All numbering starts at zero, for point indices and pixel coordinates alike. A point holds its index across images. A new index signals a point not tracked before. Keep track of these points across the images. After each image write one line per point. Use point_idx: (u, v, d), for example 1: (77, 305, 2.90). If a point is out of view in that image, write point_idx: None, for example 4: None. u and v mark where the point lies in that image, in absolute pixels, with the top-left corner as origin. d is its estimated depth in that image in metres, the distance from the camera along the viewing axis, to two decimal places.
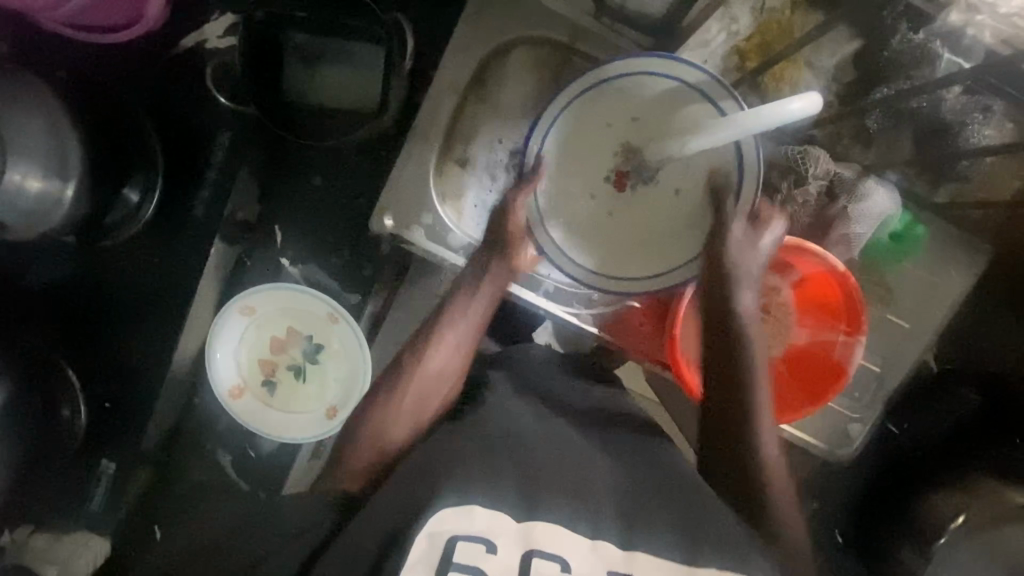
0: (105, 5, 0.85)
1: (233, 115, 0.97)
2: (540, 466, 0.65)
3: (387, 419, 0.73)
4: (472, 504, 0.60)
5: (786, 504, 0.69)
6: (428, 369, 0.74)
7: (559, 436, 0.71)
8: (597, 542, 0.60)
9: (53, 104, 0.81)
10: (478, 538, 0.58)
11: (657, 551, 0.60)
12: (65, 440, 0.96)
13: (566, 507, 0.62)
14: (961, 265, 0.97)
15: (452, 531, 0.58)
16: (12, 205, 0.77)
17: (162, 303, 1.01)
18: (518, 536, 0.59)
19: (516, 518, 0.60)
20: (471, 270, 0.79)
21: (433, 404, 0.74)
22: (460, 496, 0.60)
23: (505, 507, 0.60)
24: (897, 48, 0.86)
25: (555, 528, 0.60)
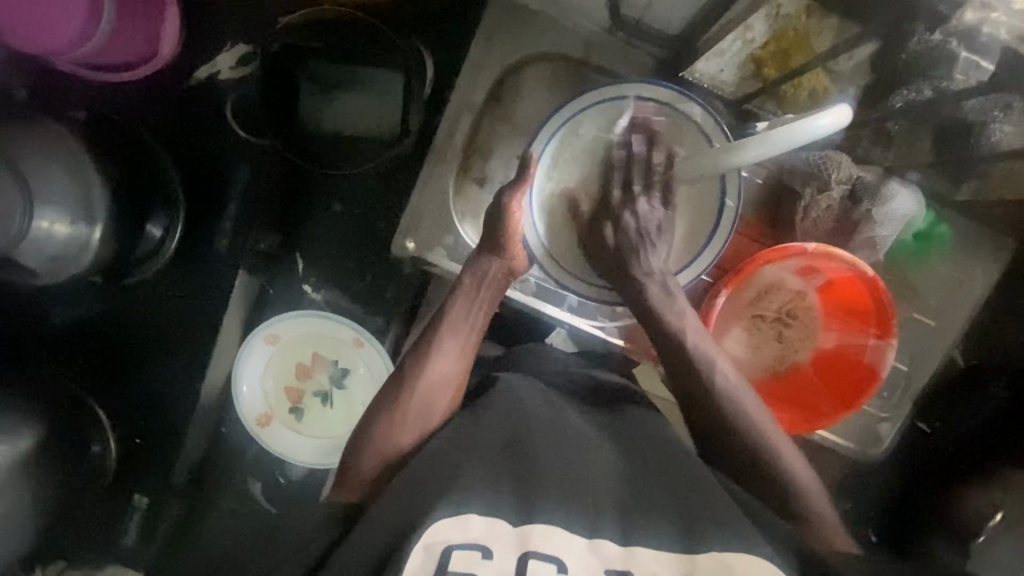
0: (121, 44, 0.86)
1: (251, 148, 0.99)
2: (549, 463, 0.62)
3: (391, 425, 0.69)
4: (469, 512, 0.57)
5: (805, 485, 0.72)
6: (429, 376, 0.72)
7: (565, 428, 0.67)
8: (594, 540, 0.57)
9: (76, 149, 0.81)
10: (474, 545, 0.56)
11: (658, 547, 0.58)
12: (97, 477, 0.97)
13: (563, 505, 0.58)
14: (984, 261, 0.97)
15: (446, 541, 0.55)
16: (41, 250, 0.77)
17: (190, 335, 1.01)
18: (513, 539, 0.56)
19: (512, 523, 0.57)
20: (470, 278, 0.77)
21: (437, 411, 0.71)
22: (458, 504, 0.57)
23: (501, 511, 0.57)
24: (916, 48, 0.80)
25: (553, 529, 0.57)
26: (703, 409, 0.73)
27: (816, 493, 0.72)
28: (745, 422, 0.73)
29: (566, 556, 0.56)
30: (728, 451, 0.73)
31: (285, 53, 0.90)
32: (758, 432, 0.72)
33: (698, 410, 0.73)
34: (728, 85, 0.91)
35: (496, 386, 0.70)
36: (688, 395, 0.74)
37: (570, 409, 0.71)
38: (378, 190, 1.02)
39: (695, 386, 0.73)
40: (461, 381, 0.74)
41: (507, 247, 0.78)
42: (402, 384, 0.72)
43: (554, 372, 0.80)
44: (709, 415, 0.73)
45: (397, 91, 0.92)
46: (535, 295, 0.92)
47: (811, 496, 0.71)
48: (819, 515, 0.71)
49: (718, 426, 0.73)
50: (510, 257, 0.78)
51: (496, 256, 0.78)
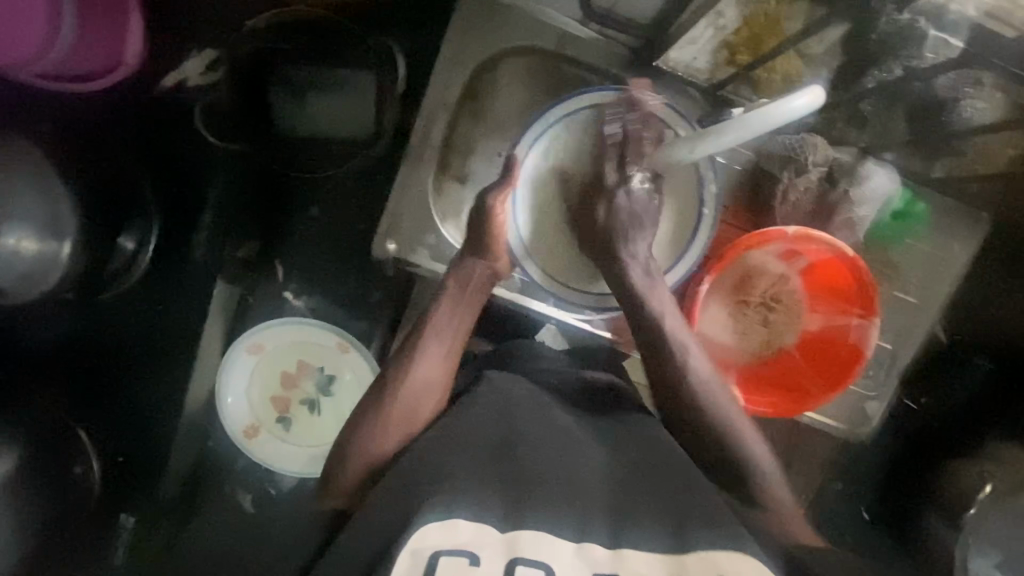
0: (82, 54, 0.83)
1: (224, 154, 0.97)
2: (539, 463, 0.61)
3: (374, 427, 0.68)
4: (457, 517, 0.55)
5: (776, 481, 0.72)
6: (416, 378, 0.70)
7: (552, 425, 0.66)
8: (582, 544, 0.55)
9: (42, 163, 0.80)
10: (462, 551, 0.54)
11: (645, 548, 0.56)
12: (82, 500, 0.93)
13: (553, 514, 0.57)
14: (961, 237, 0.98)
15: (433, 547, 0.53)
16: (10, 268, 0.77)
17: (172, 349, 0.99)
18: (502, 545, 0.54)
19: (502, 528, 0.55)
20: (455, 280, 0.76)
21: (422, 414, 0.70)
22: (445, 508, 0.55)
23: (490, 516, 0.56)
24: (885, 28, 0.79)
25: (543, 535, 0.55)
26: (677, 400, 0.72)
27: (783, 488, 0.72)
28: (725, 415, 0.72)
29: (554, 561, 0.54)
30: (702, 443, 0.72)
31: (257, 57, 0.90)
32: (732, 426, 0.72)
33: (683, 403, 0.72)
34: (701, 72, 0.92)
35: (481, 385, 0.70)
36: (663, 386, 0.73)
37: (558, 411, 0.70)
38: (357, 193, 1.01)
39: (676, 377, 0.72)
40: (447, 383, 0.72)
41: (491, 245, 0.77)
42: (388, 386, 0.70)
43: (542, 367, 0.79)
44: (686, 405, 0.72)
45: (371, 91, 0.91)
46: (520, 292, 0.92)
47: (776, 490, 0.71)
48: (783, 510, 0.70)
49: (693, 419, 0.72)
50: (495, 257, 0.77)
51: (479, 257, 0.77)
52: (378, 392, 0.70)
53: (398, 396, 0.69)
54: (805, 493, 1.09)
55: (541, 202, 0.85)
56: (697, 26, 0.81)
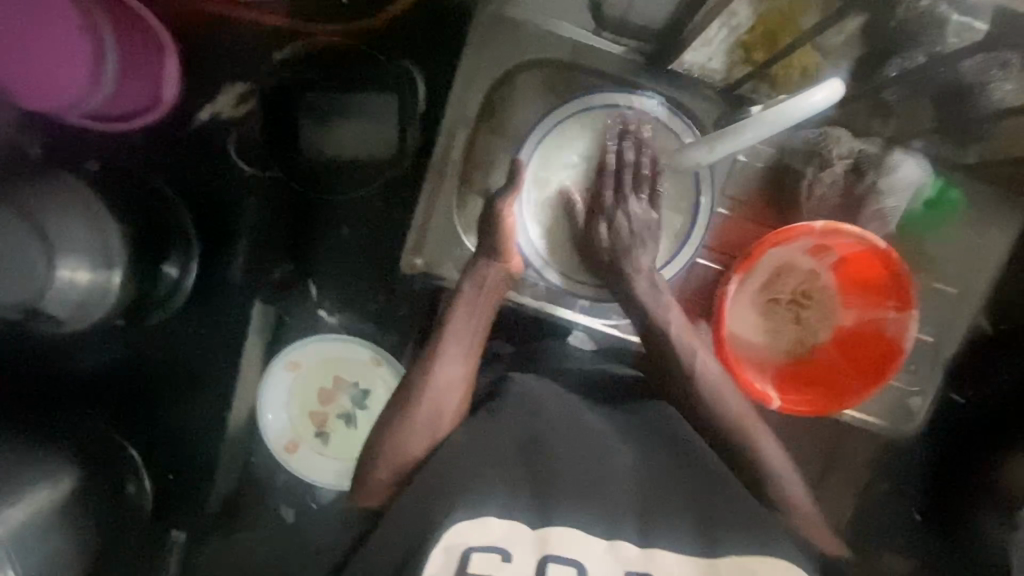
0: (124, 96, 0.89)
1: (257, 181, 1.01)
2: (569, 467, 0.62)
3: (403, 431, 0.70)
4: (487, 516, 0.58)
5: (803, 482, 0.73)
6: (436, 381, 0.72)
7: (576, 428, 0.66)
8: (613, 542, 0.58)
9: (90, 197, 0.84)
10: (495, 548, 0.57)
11: (669, 544, 0.60)
12: (133, 515, 0.98)
13: (583, 509, 0.59)
14: (998, 223, 0.95)
15: (466, 543, 0.57)
16: (64, 300, 0.78)
17: (213, 369, 1.03)
18: (533, 543, 0.58)
19: (532, 526, 0.58)
20: (470, 284, 0.77)
21: (447, 415, 0.72)
22: (476, 507, 0.59)
23: (520, 513, 0.59)
24: (904, 16, 0.78)
25: (572, 532, 0.58)
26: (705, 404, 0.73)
27: (808, 489, 0.74)
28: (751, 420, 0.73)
29: (584, 558, 0.57)
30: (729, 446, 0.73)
31: (282, 87, 0.94)
32: (753, 429, 0.73)
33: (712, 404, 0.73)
34: (716, 72, 0.92)
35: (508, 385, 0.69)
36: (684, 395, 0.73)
37: (582, 411, 0.70)
38: (383, 211, 1.04)
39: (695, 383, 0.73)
40: (468, 385, 0.74)
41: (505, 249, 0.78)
42: (415, 391, 0.72)
43: (571, 373, 0.80)
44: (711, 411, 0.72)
45: (392, 112, 0.95)
46: (547, 299, 0.91)
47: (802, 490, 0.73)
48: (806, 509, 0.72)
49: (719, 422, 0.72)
50: (509, 260, 0.78)
51: (493, 260, 0.78)
52: (406, 397, 0.72)
53: (421, 397, 0.71)
54: (847, 492, 1.07)
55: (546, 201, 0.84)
56: (711, 26, 0.84)
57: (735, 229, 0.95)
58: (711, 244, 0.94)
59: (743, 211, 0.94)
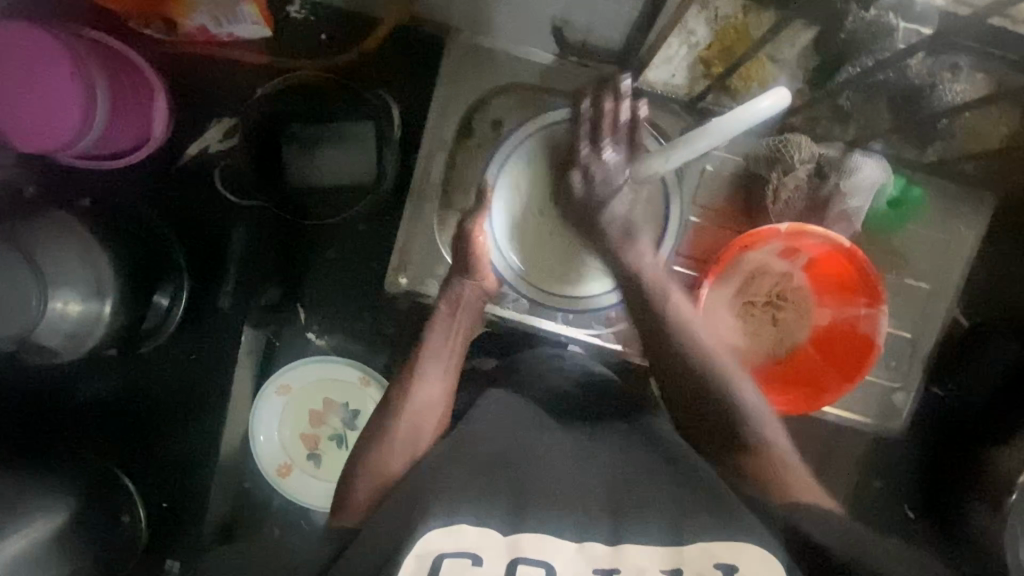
0: (116, 136, 0.94)
1: (244, 210, 1.04)
2: (540, 475, 0.64)
3: (382, 455, 0.72)
4: (461, 522, 0.57)
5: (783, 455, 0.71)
6: (413, 404, 0.75)
7: (538, 434, 0.71)
8: (582, 543, 0.58)
9: (83, 232, 0.87)
10: (465, 553, 0.56)
11: (643, 540, 0.58)
12: (128, 546, 0.98)
13: (558, 515, 0.60)
14: (963, 219, 0.98)
15: (439, 549, 0.56)
16: (57, 330, 0.82)
17: (206, 396, 1.05)
18: (505, 547, 0.57)
19: (503, 531, 0.58)
20: (447, 304, 0.83)
21: (425, 435, 0.74)
22: (450, 515, 0.57)
23: (494, 521, 0.58)
24: (853, 26, 0.81)
25: (543, 535, 0.58)
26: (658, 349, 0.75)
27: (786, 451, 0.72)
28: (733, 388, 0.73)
29: (555, 560, 0.57)
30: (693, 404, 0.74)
31: (265, 120, 0.98)
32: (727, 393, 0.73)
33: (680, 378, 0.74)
34: (680, 88, 0.96)
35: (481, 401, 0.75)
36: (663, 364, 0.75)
37: (537, 423, 0.73)
38: (366, 233, 1.07)
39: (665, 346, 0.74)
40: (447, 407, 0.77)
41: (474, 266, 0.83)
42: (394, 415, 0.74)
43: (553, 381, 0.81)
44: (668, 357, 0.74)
45: (371, 139, 0.99)
46: (527, 312, 0.95)
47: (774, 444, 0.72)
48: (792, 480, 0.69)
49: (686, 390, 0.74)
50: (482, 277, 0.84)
51: (466, 278, 0.83)
52: (391, 414, 0.75)
53: (407, 415, 0.74)
54: (840, 491, 1.08)
55: (515, 223, 0.89)
56: (671, 43, 0.87)
57: (710, 235, 0.98)
58: (686, 251, 0.97)
59: (715, 219, 0.98)
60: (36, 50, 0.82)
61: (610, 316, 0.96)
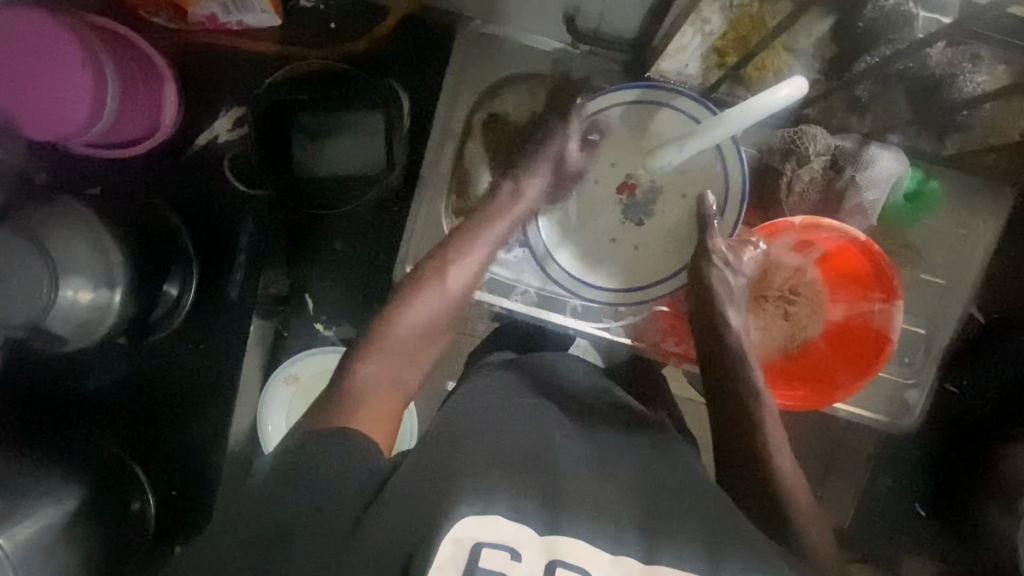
0: (125, 124, 0.93)
1: (254, 200, 1.04)
2: (564, 474, 0.63)
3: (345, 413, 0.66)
4: (496, 513, 0.57)
5: (807, 517, 0.71)
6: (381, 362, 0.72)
7: (557, 437, 0.69)
8: (618, 555, 0.58)
9: (93, 219, 0.87)
10: (504, 547, 0.56)
11: (682, 564, 0.58)
12: (138, 533, 0.99)
13: (589, 524, 0.59)
14: (983, 213, 0.96)
15: (475, 538, 0.55)
16: (67, 317, 0.83)
17: (214, 385, 1.06)
18: (541, 545, 0.56)
19: (540, 531, 0.57)
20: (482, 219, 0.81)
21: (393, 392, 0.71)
22: (483, 504, 0.57)
23: (529, 516, 0.58)
24: (873, 15, 0.83)
25: (580, 539, 0.57)
26: (735, 395, 0.76)
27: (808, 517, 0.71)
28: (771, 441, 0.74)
29: (591, 564, 0.56)
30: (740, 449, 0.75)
31: (274, 108, 0.98)
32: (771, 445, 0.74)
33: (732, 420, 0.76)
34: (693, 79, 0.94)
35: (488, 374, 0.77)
36: (726, 400, 0.77)
37: (555, 422, 0.72)
38: (374, 225, 1.07)
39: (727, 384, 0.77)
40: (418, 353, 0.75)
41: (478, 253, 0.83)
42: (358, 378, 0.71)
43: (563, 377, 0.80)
44: (725, 376, 0.77)
45: (379, 130, 0.98)
46: (536, 305, 0.96)
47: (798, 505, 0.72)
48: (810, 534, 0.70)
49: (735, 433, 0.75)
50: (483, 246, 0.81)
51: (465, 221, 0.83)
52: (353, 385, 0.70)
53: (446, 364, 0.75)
54: (850, 489, 1.07)
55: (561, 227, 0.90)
56: (684, 31, 0.87)
57: None
58: None
59: None
60: (45, 36, 0.82)
61: (619, 309, 0.94)
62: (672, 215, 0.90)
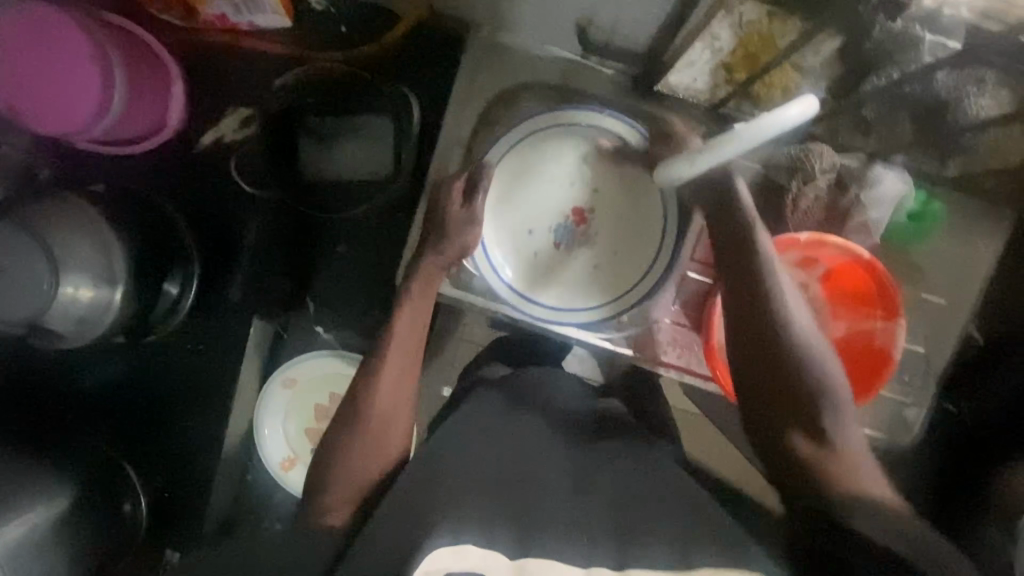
0: (132, 120, 0.92)
1: (258, 202, 1.03)
2: (549, 480, 0.67)
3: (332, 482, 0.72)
4: (464, 545, 0.57)
5: (851, 441, 0.71)
6: (367, 425, 0.75)
7: (540, 459, 0.71)
8: (590, 567, 0.59)
9: (94, 214, 0.86)
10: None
11: (651, 563, 0.59)
12: (128, 534, 0.99)
13: (560, 542, 0.60)
14: (983, 234, 0.97)
15: (445, 570, 0.56)
16: (66, 314, 0.81)
17: (210, 385, 1.04)
18: (511, 572, 0.57)
19: (510, 555, 0.58)
20: (421, 278, 0.81)
21: (367, 465, 0.74)
22: (454, 533, 0.58)
23: (498, 544, 0.59)
24: (879, 37, 0.78)
25: (549, 560, 0.58)
26: (760, 338, 0.73)
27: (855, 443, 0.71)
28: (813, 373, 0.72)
29: None
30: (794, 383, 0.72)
31: (283, 109, 0.97)
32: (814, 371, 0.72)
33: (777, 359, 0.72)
34: (701, 93, 0.95)
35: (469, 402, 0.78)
36: (753, 339, 0.74)
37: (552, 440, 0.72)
38: (378, 230, 1.06)
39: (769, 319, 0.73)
40: (398, 425, 0.77)
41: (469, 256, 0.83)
42: (359, 432, 0.75)
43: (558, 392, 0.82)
44: (755, 302, 0.73)
45: (389, 134, 0.98)
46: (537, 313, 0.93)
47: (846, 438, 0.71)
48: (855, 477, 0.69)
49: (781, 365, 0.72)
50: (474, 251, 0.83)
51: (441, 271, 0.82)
52: (349, 438, 0.74)
53: (377, 395, 0.76)
54: None
55: (502, 247, 0.92)
56: (693, 48, 0.85)
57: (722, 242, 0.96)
58: (700, 257, 0.95)
59: None
60: (53, 32, 0.81)
61: (621, 320, 0.94)
62: (608, 233, 0.94)
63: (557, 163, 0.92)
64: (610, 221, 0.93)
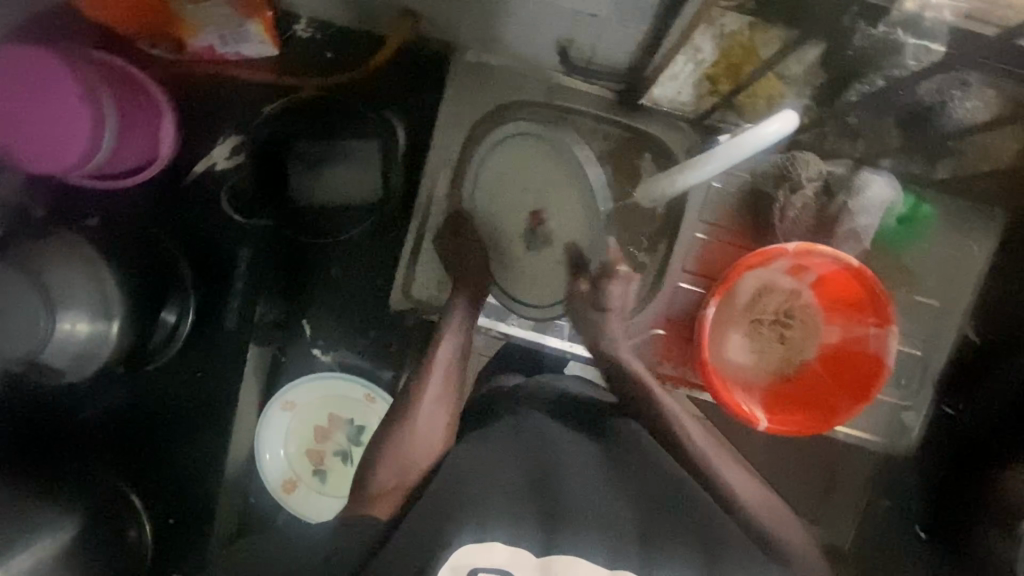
0: (122, 155, 0.94)
1: (249, 229, 1.05)
2: (567, 496, 0.67)
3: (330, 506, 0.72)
4: (493, 540, 0.61)
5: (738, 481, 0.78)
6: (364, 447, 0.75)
7: (567, 463, 0.72)
8: (614, 570, 0.62)
9: (88, 249, 0.87)
10: (498, 570, 0.60)
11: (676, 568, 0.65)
12: (134, 561, 0.99)
13: (586, 539, 0.63)
14: (975, 234, 0.97)
15: (471, 564, 0.60)
16: (64, 350, 0.83)
17: (211, 410, 1.06)
18: (537, 569, 0.61)
19: (534, 552, 0.62)
20: (456, 297, 0.88)
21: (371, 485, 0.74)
22: (480, 531, 0.61)
23: (523, 541, 0.62)
24: (862, 44, 0.79)
25: (572, 558, 0.62)
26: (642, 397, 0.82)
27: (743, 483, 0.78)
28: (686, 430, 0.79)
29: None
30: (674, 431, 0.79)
31: (272, 137, 0.99)
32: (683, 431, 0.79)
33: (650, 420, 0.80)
34: (686, 105, 0.95)
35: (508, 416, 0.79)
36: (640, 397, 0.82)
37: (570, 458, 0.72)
38: (372, 251, 1.07)
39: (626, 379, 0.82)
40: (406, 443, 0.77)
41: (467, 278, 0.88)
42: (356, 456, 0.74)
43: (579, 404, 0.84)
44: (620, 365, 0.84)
45: (375, 159, 1.00)
46: (533, 328, 0.96)
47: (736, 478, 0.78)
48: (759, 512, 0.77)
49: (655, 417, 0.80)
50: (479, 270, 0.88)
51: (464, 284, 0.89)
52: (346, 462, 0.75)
53: None
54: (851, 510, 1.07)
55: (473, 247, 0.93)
56: (676, 61, 0.86)
57: (716, 253, 0.97)
58: (692, 268, 0.96)
59: (722, 235, 0.97)
60: (42, 71, 0.82)
61: None
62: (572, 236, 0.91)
63: (533, 162, 0.91)
64: (575, 227, 0.91)
